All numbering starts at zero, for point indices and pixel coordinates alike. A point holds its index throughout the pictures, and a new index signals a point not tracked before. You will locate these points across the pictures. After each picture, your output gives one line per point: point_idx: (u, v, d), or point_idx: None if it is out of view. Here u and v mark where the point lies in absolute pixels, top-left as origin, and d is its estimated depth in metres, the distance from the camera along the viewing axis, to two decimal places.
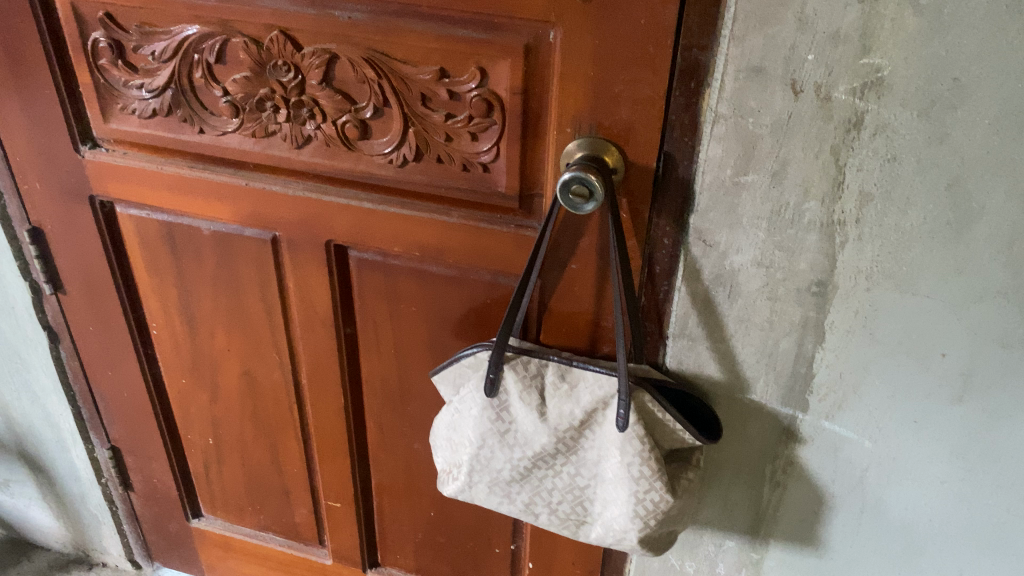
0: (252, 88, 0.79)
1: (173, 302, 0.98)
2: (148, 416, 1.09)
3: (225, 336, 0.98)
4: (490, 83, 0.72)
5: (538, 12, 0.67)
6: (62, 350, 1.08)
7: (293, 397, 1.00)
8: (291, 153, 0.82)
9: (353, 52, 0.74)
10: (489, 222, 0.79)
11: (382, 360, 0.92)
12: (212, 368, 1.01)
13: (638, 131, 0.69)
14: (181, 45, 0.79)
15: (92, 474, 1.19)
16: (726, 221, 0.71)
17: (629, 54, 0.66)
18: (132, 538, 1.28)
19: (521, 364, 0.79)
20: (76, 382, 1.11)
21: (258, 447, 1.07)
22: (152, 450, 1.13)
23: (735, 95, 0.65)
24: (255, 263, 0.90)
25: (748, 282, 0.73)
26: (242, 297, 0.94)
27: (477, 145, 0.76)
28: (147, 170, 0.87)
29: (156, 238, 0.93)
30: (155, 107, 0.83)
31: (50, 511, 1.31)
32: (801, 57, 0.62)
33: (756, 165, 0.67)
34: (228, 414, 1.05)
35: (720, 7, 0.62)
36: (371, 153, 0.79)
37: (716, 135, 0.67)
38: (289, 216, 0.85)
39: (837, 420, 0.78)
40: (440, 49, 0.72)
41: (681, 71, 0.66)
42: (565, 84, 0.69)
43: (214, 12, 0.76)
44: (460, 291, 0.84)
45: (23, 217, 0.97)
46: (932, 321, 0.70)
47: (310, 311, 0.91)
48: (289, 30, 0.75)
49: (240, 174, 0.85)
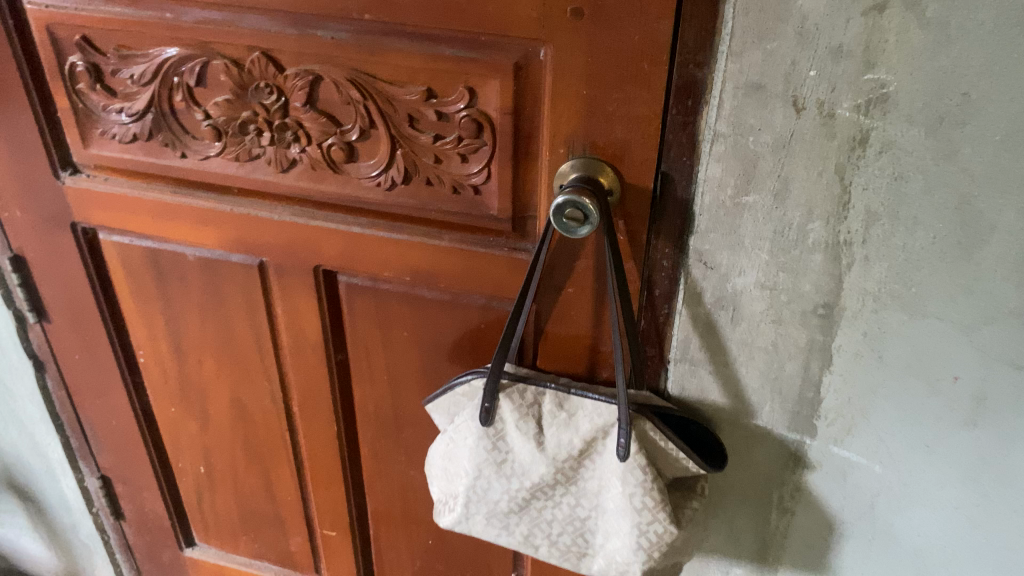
0: (234, 111, 0.77)
1: (159, 330, 0.95)
2: (138, 444, 1.06)
3: (213, 364, 0.95)
4: (479, 103, 0.70)
5: (526, 30, 0.64)
6: (49, 379, 1.06)
7: (285, 425, 0.97)
8: (276, 178, 0.79)
9: (337, 73, 0.72)
10: (481, 245, 0.76)
11: (376, 387, 0.90)
12: (202, 396, 0.99)
13: (633, 152, 0.67)
14: (160, 68, 0.76)
15: (83, 503, 1.16)
16: (727, 242, 0.68)
17: (622, 72, 0.63)
18: (125, 567, 1.25)
19: (517, 392, 0.77)
20: (63, 410, 1.08)
21: (251, 474, 1.04)
22: (142, 479, 1.10)
23: (734, 112, 0.62)
24: (243, 289, 0.88)
25: (751, 304, 0.70)
26: (231, 323, 0.91)
27: (469, 166, 0.73)
28: (129, 196, 0.85)
29: (141, 266, 0.90)
30: (136, 131, 0.81)
31: (43, 541, 1.28)
32: (803, 73, 0.59)
33: (758, 185, 0.64)
34: (220, 442, 1.02)
35: (717, 22, 0.60)
36: (358, 176, 0.77)
37: (715, 154, 0.64)
38: (276, 241, 0.82)
39: (846, 445, 0.75)
40: (427, 69, 0.69)
41: (677, 89, 0.63)
42: (556, 104, 0.67)
43: (193, 34, 0.73)
44: (454, 316, 0.82)
45: (5, 246, 0.94)
46: (943, 344, 0.67)
47: (300, 338, 0.88)
48: (270, 51, 0.72)
49: (224, 200, 0.82)
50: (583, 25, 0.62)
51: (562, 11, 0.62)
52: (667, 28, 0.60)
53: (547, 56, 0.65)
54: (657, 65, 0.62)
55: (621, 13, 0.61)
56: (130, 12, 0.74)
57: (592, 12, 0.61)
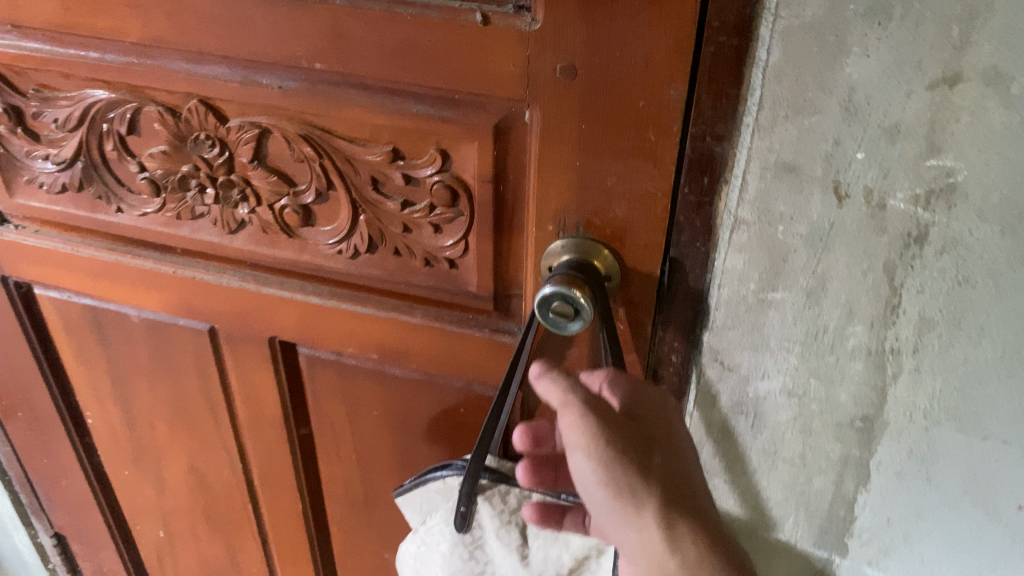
0: (173, 164, 0.66)
1: (106, 391, 0.85)
2: (91, 505, 0.97)
3: (166, 430, 0.85)
4: (454, 167, 0.58)
5: (507, 88, 0.52)
6: None
7: (247, 497, 0.87)
8: (223, 239, 0.68)
9: (287, 127, 0.60)
10: (458, 325, 0.65)
11: (345, 465, 0.79)
12: (156, 462, 0.89)
13: (636, 233, 0.55)
14: (86, 113, 0.65)
15: (38, 558, 1.07)
16: (748, 343, 0.57)
17: (624, 142, 0.52)
18: None
19: (497, 496, 0.66)
20: (11, 467, 0.98)
21: (214, 543, 0.94)
22: (98, 539, 1.01)
23: (761, 197, 0.50)
24: (194, 356, 0.77)
25: (775, 412, 0.59)
26: (182, 390, 0.81)
27: (442, 238, 0.62)
28: (61, 253, 0.74)
29: (81, 324, 0.80)
30: (64, 181, 0.70)
31: None
32: (848, 155, 0.47)
33: (787, 281, 0.53)
34: (178, 508, 0.93)
35: (742, 89, 0.48)
36: (316, 243, 0.65)
37: (736, 243, 0.53)
38: (226, 308, 0.71)
39: (882, 566, 0.64)
40: (393, 127, 0.58)
41: (691, 164, 0.52)
42: (544, 175, 0.55)
43: (119, 76, 0.62)
44: (429, 398, 0.71)
45: None
46: (1007, 469, 0.55)
47: (259, 410, 0.78)
48: (209, 99, 0.61)
49: (167, 260, 0.72)
50: (575, 85, 0.51)
51: (549, 68, 0.51)
52: (678, 94, 0.49)
53: (533, 120, 0.53)
54: (667, 136, 0.51)
55: (622, 73, 0.49)
56: (47, 49, 0.63)
57: (586, 71, 0.50)
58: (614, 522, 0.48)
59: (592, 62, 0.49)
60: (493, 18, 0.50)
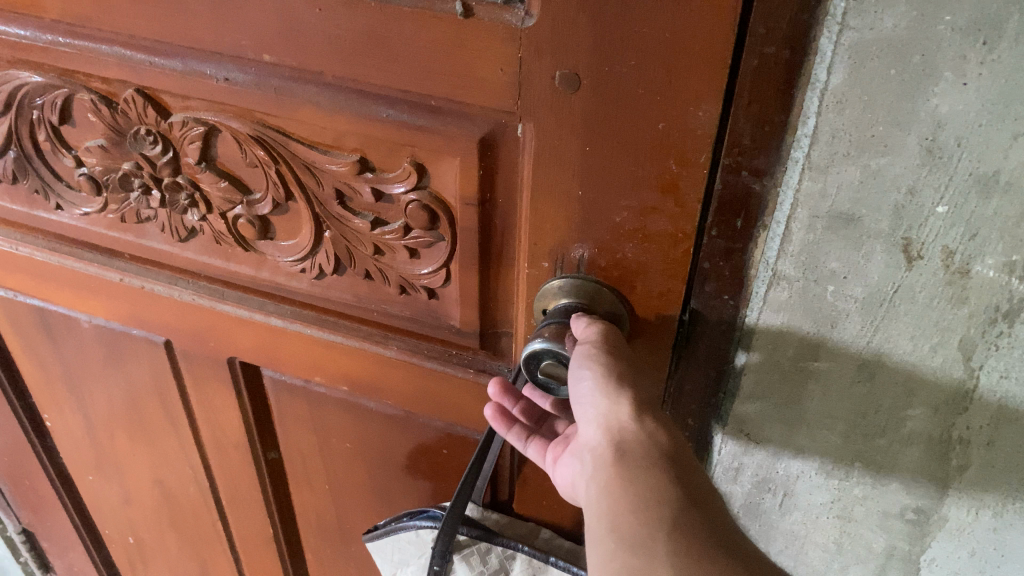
0: (113, 161, 0.56)
1: (62, 394, 0.77)
2: (56, 506, 0.90)
3: (127, 440, 0.77)
4: (432, 183, 0.48)
5: (493, 96, 0.42)
6: None
7: (215, 516, 0.79)
8: (173, 248, 0.59)
9: (237, 127, 0.50)
10: (438, 361, 0.56)
11: (317, 493, 0.71)
12: (119, 471, 0.81)
13: (648, 278, 0.45)
14: (11, 97, 0.56)
15: (9, 551, 1.01)
16: (780, 413, 0.47)
17: (638, 171, 0.41)
18: None
19: (477, 555, 0.57)
20: None
21: (184, 555, 0.87)
22: (67, 540, 0.94)
23: (806, 249, 0.40)
24: (150, 370, 0.69)
25: (809, 492, 0.49)
26: (141, 402, 0.73)
27: (419, 264, 0.52)
28: (3, 251, 0.66)
29: (30, 324, 0.72)
30: None
31: None
32: (923, 208, 0.36)
33: (833, 350, 0.43)
34: (145, 518, 0.86)
35: (790, 115, 0.37)
36: (277, 258, 0.56)
37: (772, 301, 0.42)
38: (182, 323, 0.64)
39: None
40: (360, 133, 0.47)
41: (721, 202, 0.41)
42: (538, 204, 0.45)
43: (45, 57, 0.53)
44: (406, 436, 0.62)
45: None
46: None
47: (222, 430, 0.70)
48: (147, 88, 0.51)
49: (116, 266, 0.63)
50: (578, 98, 0.40)
51: (547, 75, 0.40)
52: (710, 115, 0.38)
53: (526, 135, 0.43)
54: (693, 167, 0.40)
55: (638, 86, 0.38)
56: None
57: (593, 82, 0.39)
58: (580, 382, 0.40)
59: (600, 71, 0.38)
60: (477, 8, 0.39)
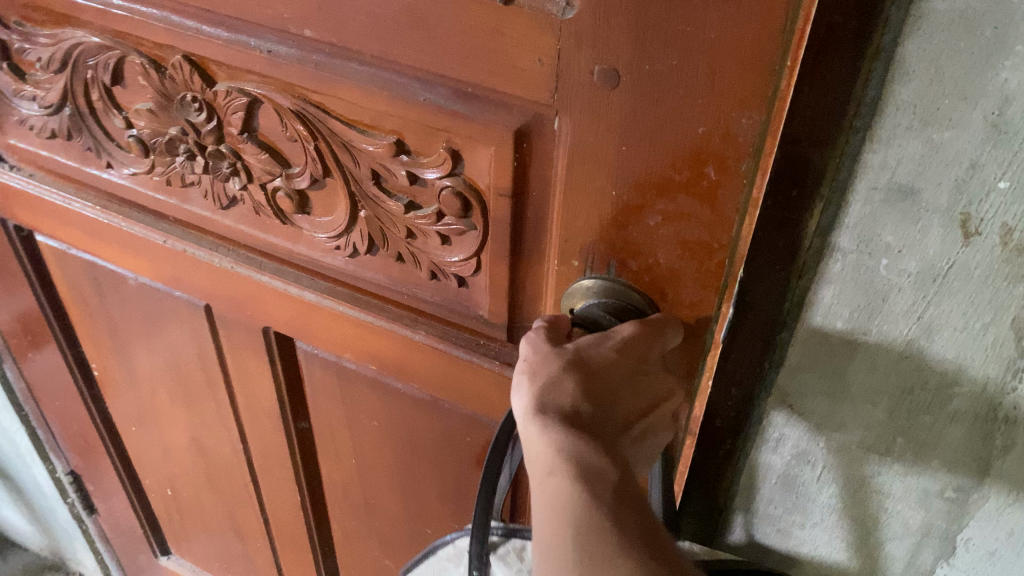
0: (160, 125, 0.58)
1: (107, 347, 0.80)
2: (100, 454, 0.94)
3: (167, 398, 0.80)
4: (466, 171, 0.49)
5: (532, 86, 0.42)
6: (7, 370, 0.93)
7: (246, 478, 0.82)
8: (214, 215, 0.61)
9: (278, 99, 0.51)
10: (466, 351, 0.56)
11: (344, 464, 0.73)
12: (156, 426, 0.84)
13: (681, 285, 0.46)
14: (67, 54, 0.58)
15: (56, 492, 1.08)
16: (825, 387, 0.47)
17: (674, 175, 0.42)
18: (106, 556, 1.16)
19: (513, 554, 0.55)
20: (26, 403, 0.97)
21: (216, 511, 0.90)
22: (110, 485, 0.99)
23: (864, 222, 0.40)
24: (190, 332, 0.71)
25: (849, 466, 0.50)
26: (180, 363, 0.75)
27: (451, 253, 0.53)
28: (55, 205, 0.68)
29: (80, 279, 0.75)
30: (52, 127, 0.64)
31: (24, 515, 1.19)
32: (985, 184, 0.36)
33: (884, 325, 0.43)
34: (180, 474, 0.88)
35: (858, 83, 0.36)
36: (312, 234, 0.58)
37: (826, 275, 0.43)
38: (219, 290, 0.65)
39: None
40: (399, 115, 0.48)
41: (778, 173, 0.40)
42: (572, 200, 0.46)
43: (102, 20, 0.54)
44: (431, 421, 0.63)
45: None
46: None
47: (254, 396, 0.72)
48: (194, 55, 0.53)
49: (159, 228, 0.65)
50: (622, 96, 0.40)
51: (585, 68, 0.40)
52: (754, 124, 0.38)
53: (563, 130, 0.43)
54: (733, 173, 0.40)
55: (681, 87, 0.39)
56: None
57: (634, 78, 0.40)
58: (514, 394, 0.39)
59: (645, 69, 0.39)
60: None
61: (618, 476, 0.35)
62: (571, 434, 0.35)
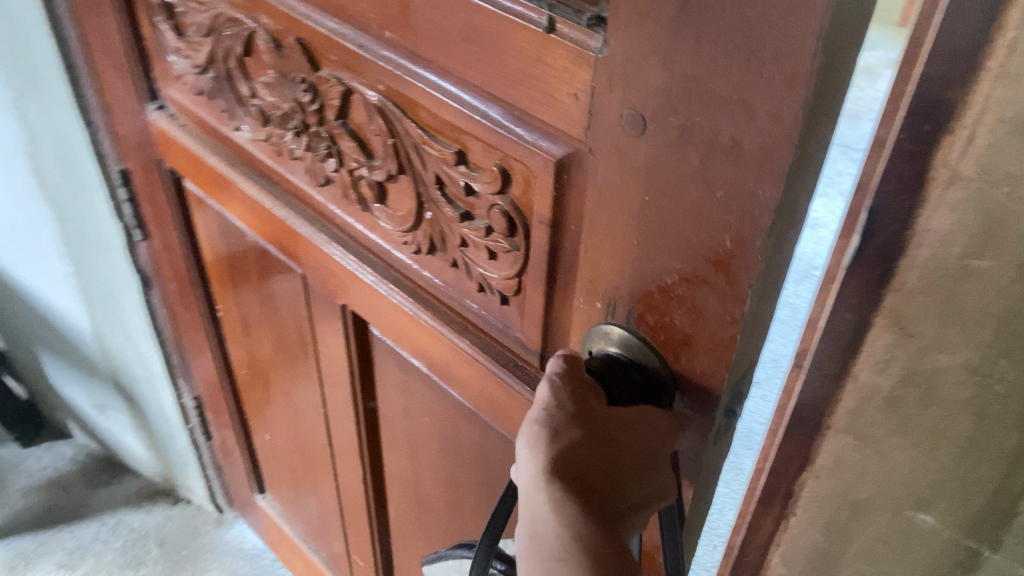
0: (276, 98, 0.67)
1: (231, 289, 0.93)
2: (219, 386, 1.07)
3: (272, 347, 0.93)
4: (514, 191, 0.50)
5: (569, 118, 0.43)
6: (154, 296, 1.04)
7: (324, 435, 0.93)
8: (312, 189, 0.70)
9: (366, 93, 0.57)
10: (501, 370, 0.59)
11: (402, 436, 0.79)
12: (264, 369, 0.97)
13: (697, 352, 0.44)
14: (214, 24, 0.68)
15: (179, 418, 1.18)
16: None
17: (694, 244, 0.41)
18: (215, 483, 1.28)
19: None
20: (166, 328, 1.07)
21: (301, 456, 1.02)
22: (224, 418, 1.12)
23: None
24: (290, 292, 0.82)
25: None
26: (282, 313, 0.87)
27: (494, 269, 0.55)
28: (194, 156, 0.81)
29: (214, 230, 0.88)
30: (201, 86, 0.75)
31: (142, 441, 1.31)
32: None
33: None
34: (277, 417, 1.01)
35: None
36: (387, 226, 0.63)
37: None
38: (312, 261, 0.74)
39: None
40: (461, 125, 0.51)
41: None
42: (597, 243, 0.46)
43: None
44: (472, 429, 0.68)
45: (117, 158, 0.91)
46: None
47: (335, 365, 0.82)
48: (305, 40, 0.60)
49: (272, 193, 0.75)
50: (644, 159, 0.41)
51: (615, 111, 0.41)
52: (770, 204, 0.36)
53: (596, 175, 0.44)
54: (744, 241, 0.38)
55: (705, 145, 0.37)
56: None
57: (658, 130, 0.39)
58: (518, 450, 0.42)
59: (674, 125, 0.38)
60: (560, 25, 0.41)
61: (612, 557, 0.39)
62: (566, 526, 0.39)
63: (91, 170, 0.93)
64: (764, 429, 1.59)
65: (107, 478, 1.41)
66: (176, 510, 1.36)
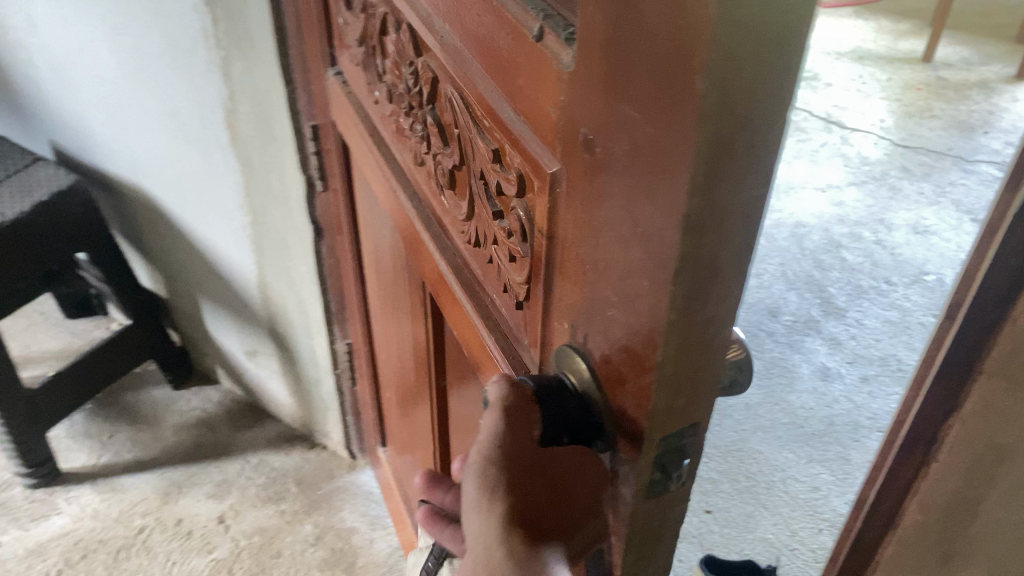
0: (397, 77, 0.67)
1: (371, 250, 0.99)
2: (363, 337, 1.16)
3: (390, 310, 0.98)
4: (530, 197, 0.46)
5: (553, 127, 0.39)
6: (324, 245, 1.15)
7: (416, 402, 0.97)
8: (414, 163, 0.70)
9: (444, 80, 0.55)
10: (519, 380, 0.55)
11: (462, 422, 0.79)
12: (386, 330, 1.03)
13: (632, 399, 0.37)
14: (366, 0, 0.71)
15: (329, 363, 1.29)
16: None
17: (626, 286, 0.35)
18: (353, 429, 1.39)
19: None
20: (330, 277, 1.18)
21: (405, 419, 1.07)
22: (363, 367, 1.21)
23: None
24: (399, 261, 0.86)
25: None
26: (395, 279, 0.91)
27: (516, 272, 0.51)
28: (351, 119, 0.86)
29: (363, 191, 0.94)
30: (359, 57, 0.78)
31: (288, 385, 1.44)
32: None
33: None
34: (393, 376, 1.07)
35: None
36: (456, 213, 0.62)
37: None
38: (408, 234, 0.76)
39: None
40: (495, 120, 0.47)
41: None
42: (569, 263, 0.41)
43: None
44: None
45: (309, 114, 1.01)
46: None
47: (422, 337, 0.84)
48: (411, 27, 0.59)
49: (392, 162, 0.77)
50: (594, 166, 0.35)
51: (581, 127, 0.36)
52: (675, 248, 0.30)
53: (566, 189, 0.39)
54: (658, 287, 0.32)
55: (635, 169, 0.32)
56: None
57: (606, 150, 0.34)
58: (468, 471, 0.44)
59: (616, 146, 0.33)
60: (548, 37, 0.38)
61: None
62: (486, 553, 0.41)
63: (286, 124, 1.04)
64: (872, 424, 1.61)
65: (250, 421, 1.54)
66: (312, 453, 1.48)
